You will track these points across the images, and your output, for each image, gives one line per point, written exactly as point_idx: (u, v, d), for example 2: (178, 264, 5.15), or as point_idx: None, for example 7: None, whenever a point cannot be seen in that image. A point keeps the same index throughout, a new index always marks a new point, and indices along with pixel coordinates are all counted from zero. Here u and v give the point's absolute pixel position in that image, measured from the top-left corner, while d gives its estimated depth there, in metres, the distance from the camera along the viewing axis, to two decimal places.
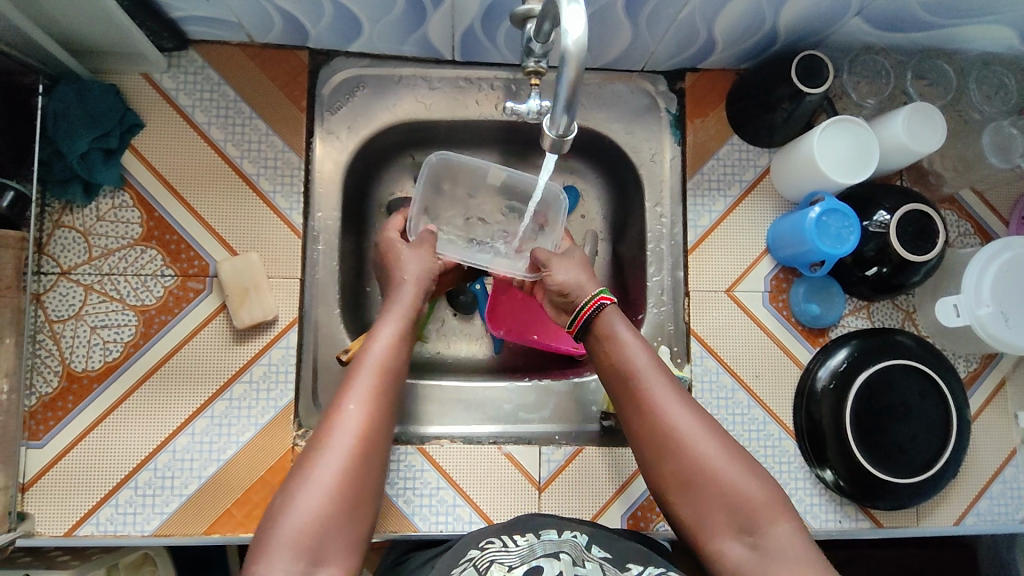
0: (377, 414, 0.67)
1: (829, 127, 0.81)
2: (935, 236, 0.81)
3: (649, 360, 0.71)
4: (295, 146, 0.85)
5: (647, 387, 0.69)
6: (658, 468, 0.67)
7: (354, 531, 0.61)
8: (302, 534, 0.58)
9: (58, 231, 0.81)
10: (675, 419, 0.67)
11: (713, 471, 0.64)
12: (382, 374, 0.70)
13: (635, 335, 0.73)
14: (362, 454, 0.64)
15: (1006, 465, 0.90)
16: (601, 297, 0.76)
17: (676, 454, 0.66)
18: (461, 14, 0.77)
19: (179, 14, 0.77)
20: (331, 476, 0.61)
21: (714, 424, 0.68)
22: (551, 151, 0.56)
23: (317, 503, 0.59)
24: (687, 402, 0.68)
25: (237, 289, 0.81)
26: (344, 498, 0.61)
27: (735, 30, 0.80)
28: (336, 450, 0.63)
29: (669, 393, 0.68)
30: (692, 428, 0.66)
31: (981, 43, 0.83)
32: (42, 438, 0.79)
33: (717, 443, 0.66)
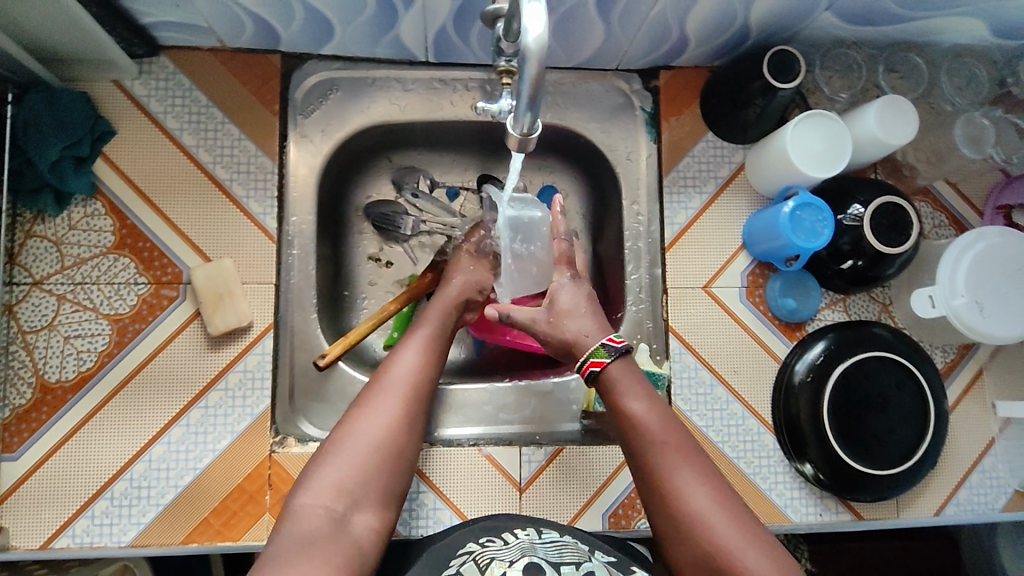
0: (421, 381, 0.71)
1: (802, 121, 0.81)
2: (909, 228, 0.82)
3: (663, 429, 0.65)
4: (268, 151, 0.84)
5: (662, 459, 0.63)
6: (676, 554, 0.61)
7: (393, 481, 0.65)
8: (343, 480, 0.62)
9: (30, 241, 0.80)
10: (690, 500, 0.60)
11: (733, 560, 0.56)
12: (428, 346, 0.75)
13: (649, 401, 0.67)
14: (407, 412, 0.68)
15: (985, 455, 0.91)
16: (592, 361, 0.71)
17: (692, 540, 0.59)
18: (432, 15, 0.76)
19: (148, 20, 0.77)
20: (376, 427, 0.65)
21: (737, 506, 0.60)
22: (517, 150, 0.56)
23: (362, 453, 0.64)
24: (704, 480, 0.61)
25: (211, 296, 0.80)
26: (386, 448, 0.65)
27: (707, 27, 0.80)
28: (380, 406, 0.67)
29: (683, 469, 0.62)
30: (709, 509, 0.59)
31: (950, 35, 0.83)
32: (16, 450, 0.78)
33: (738, 527, 0.58)
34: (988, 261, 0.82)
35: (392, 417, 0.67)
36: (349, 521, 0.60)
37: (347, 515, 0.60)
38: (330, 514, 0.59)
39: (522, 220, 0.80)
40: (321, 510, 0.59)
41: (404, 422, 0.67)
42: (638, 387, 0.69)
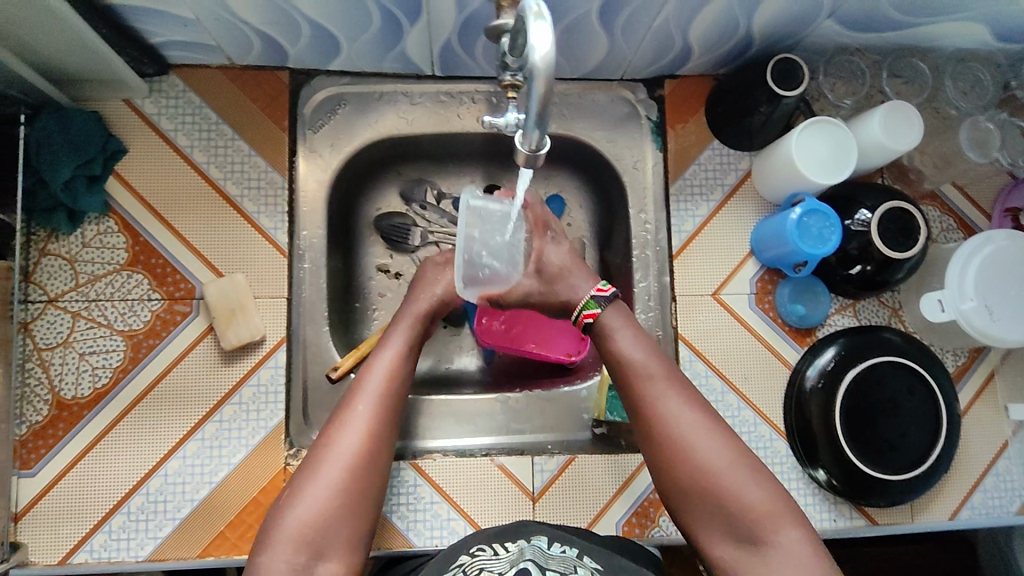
0: (383, 416, 0.72)
1: (807, 128, 0.81)
2: (916, 232, 0.82)
3: (652, 362, 0.73)
4: (278, 166, 0.85)
5: (651, 389, 0.72)
6: (661, 470, 0.70)
7: (354, 527, 0.67)
8: (304, 530, 0.64)
9: (44, 259, 0.81)
10: (676, 423, 0.70)
11: (716, 475, 0.66)
12: (390, 382, 0.74)
13: (639, 338, 0.76)
14: (368, 451, 0.69)
15: (999, 458, 0.91)
16: (585, 314, 0.77)
17: (678, 458, 0.68)
18: (438, 30, 0.77)
19: (159, 39, 0.78)
20: (335, 473, 0.67)
21: (720, 425, 0.70)
22: (526, 166, 0.56)
23: (320, 499, 0.66)
24: (688, 404, 0.71)
25: (224, 311, 0.81)
26: (346, 495, 0.67)
27: (710, 36, 0.81)
28: (340, 449, 0.68)
29: (670, 397, 0.71)
30: (693, 430, 0.69)
31: (955, 39, 0.83)
32: (33, 466, 0.79)
33: (720, 445, 0.68)
34: (995, 264, 0.82)
35: (352, 457, 0.68)
36: (313, 569, 0.63)
37: (311, 564, 0.63)
38: (293, 566, 0.62)
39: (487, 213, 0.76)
40: (285, 563, 0.62)
41: (364, 468, 0.68)
42: (626, 326, 0.76)
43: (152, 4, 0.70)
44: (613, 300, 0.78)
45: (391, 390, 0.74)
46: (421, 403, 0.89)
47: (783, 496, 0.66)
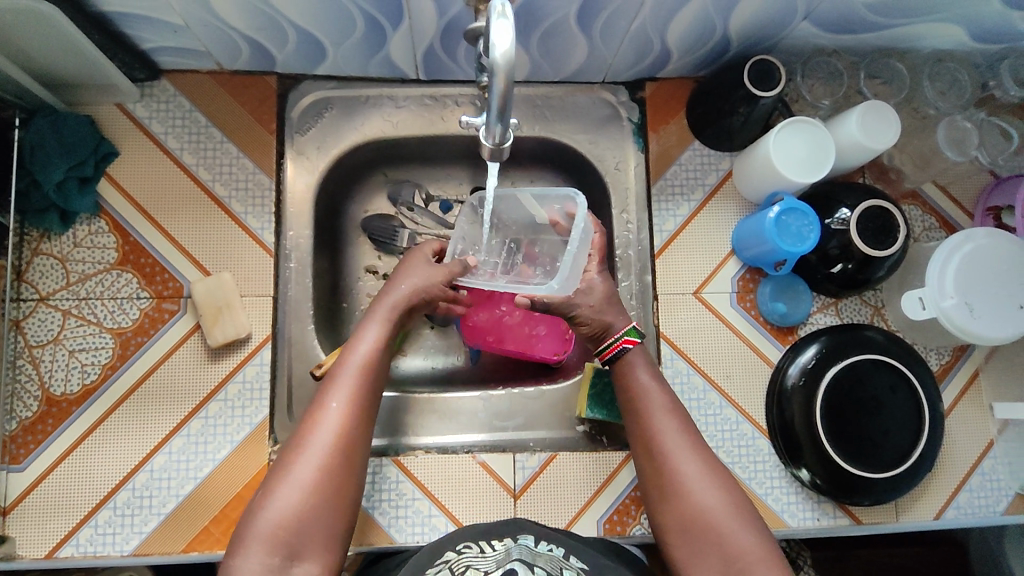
0: (356, 412, 0.73)
1: (784, 128, 0.82)
2: (895, 230, 0.82)
3: (665, 402, 0.78)
4: (265, 168, 0.87)
5: (656, 430, 0.76)
6: (660, 510, 0.73)
7: (331, 524, 0.67)
8: (279, 528, 0.64)
9: (37, 258, 0.83)
10: (680, 464, 0.73)
11: (711, 518, 0.69)
12: (363, 374, 0.75)
13: (655, 379, 0.80)
14: (339, 448, 0.70)
15: (984, 457, 0.90)
16: (624, 339, 0.81)
17: (677, 499, 0.72)
18: (419, 34, 0.79)
19: (150, 45, 0.80)
20: (310, 469, 0.68)
21: (719, 471, 0.73)
22: (492, 159, 0.58)
23: (294, 498, 0.66)
24: (694, 451, 0.74)
25: (210, 309, 0.82)
26: (321, 491, 0.67)
27: (688, 39, 0.82)
28: (315, 446, 0.69)
29: (676, 439, 0.75)
30: (695, 472, 0.72)
31: (932, 41, 0.84)
32: (22, 461, 0.80)
33: (718, 491, 0.71)
34: (977, 261, 0.82)
35: (324, 457, 0.69)
36: (289, 569, 0.63)
37: (288, 564, 0.63)
38: (268, 566, 0.62)
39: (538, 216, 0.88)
40: (259, 563, 0.62)
41: (337, 464, 0.69)
42: (647, 370, 0.81)
43: (141, 10, 0.72)
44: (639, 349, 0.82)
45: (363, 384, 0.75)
46: (405, 400, 0.90)
47: (772, 544, 0.68)
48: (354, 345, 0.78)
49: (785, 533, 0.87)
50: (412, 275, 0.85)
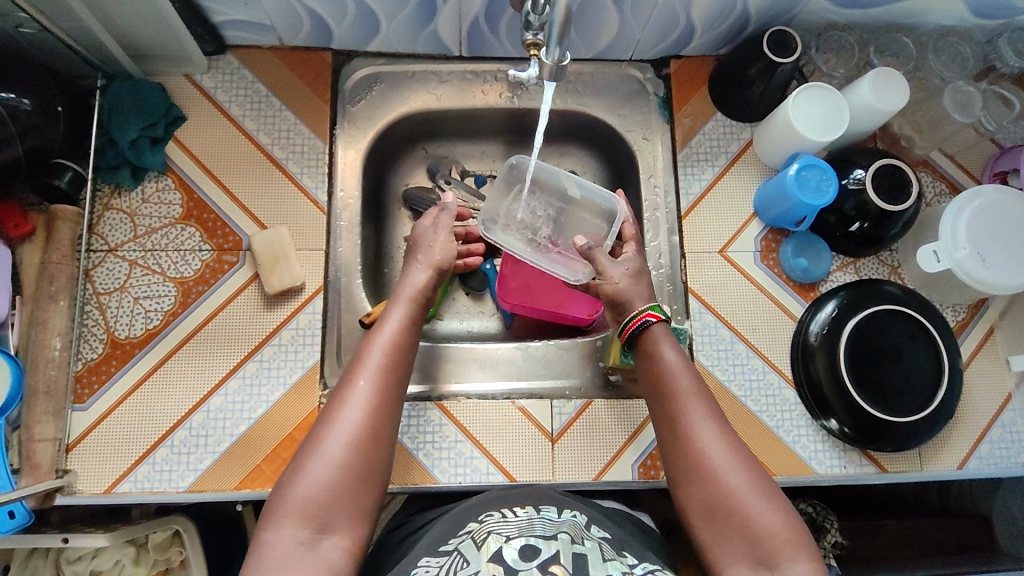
0: (384, 390, 0.72)
1: (801, 93, 0.89)
2: (909, 187, 0.88)
3: (689, 382, 0.76)
4: (319, 133, 0.94)
5: (683, 409, 0.74)
6: (684, 487, 0.71)
7: (363, 499, 0.67)
8: (309, 502, 0.64)
9: (107, 212, 0.88)
10: (706, 447, 0.71)
11: (738, 501, 0.67)
12: (391, 353, 0.74)
13: (679, 356, 0.78)
14: (370, 426, 0.69)
15: (1004, 410, 0.93)
16: (648, 313, 0.80)
17: (702, 478, 0.70)
18: (466, 8, 0.87)
19: (221, 18, 0.88)
20: (339, 446, 0.67)
21: (745, 456, 0.70)
22: (552, 78, 0.67)
23: (324, 474, 0.65)
24: (719, 430, 0.72)
25: (268, 258, 0.88)
26: (353, 467, 0.66)
27: (711, 14, 0.90)
28: (343, 425, 0.68)
29: (702, 420, 0.72)
30: (722, 455, 0.70)
31: (933, 16, 0.92)
32: (86, 401, 0.84)
33: (745, 473, 0.69)
34: (996, 207, 0.88)
35: (355, 433, 0.68)
36: (318, 543, 0.63)
37: (317, 537, 0.63)
38: (299, 540, 0.62)
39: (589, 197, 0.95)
40: (290, 536, 0.62)
41: (368, 441, 0.68)
42: (671, 347, 0.78)
43: None
44: (663, 325, 0.81)
45: (391, 363, 0.74)
46: (446, 350, 0.94)
47: (800, 529, 0.66)
48: (379, 327, 0.77)
49: (788, 480, 0.89)
50: (429, 253, 0.86)
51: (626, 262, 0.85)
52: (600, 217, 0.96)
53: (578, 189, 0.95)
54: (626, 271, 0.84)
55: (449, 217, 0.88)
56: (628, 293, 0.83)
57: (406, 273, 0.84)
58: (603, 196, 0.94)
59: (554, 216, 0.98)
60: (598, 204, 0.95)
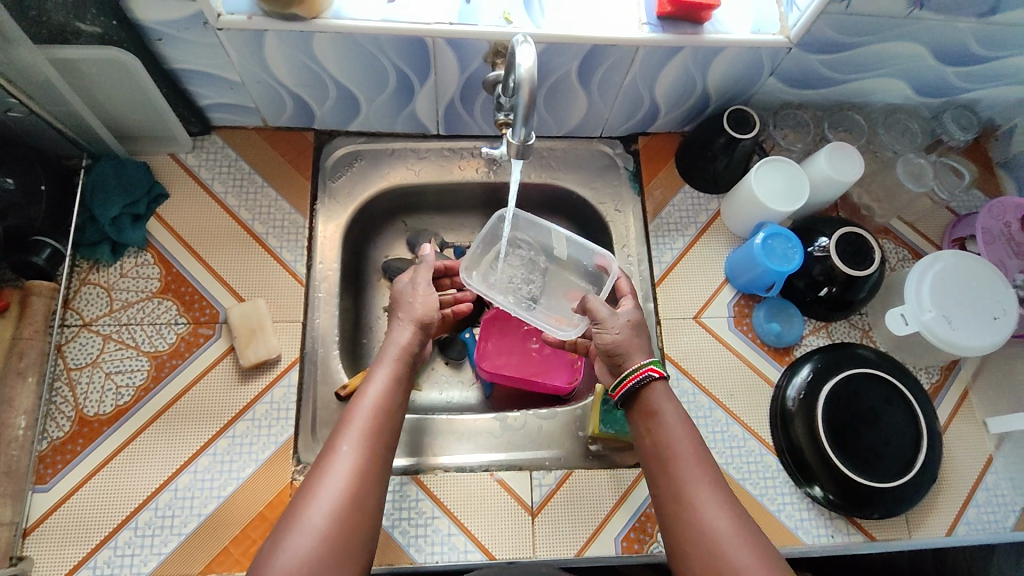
0: (369, 455, 0.70)
1: (761, 167, 0.93)
2: (872, 253, 0.91)
3: (688, 446, 0.74)
4: (300, 208, 0.96)
5: (688, 476, 0.72)
6: (686, 559, 0.68)
7: (346, 572, 0.64)
8: (292, 574, 0.61)
9: (84, 287, 0.89)
10: (710, 518, 0.68)
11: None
12: (376, 418, 0.73)
13: (678, 417, 0.77)
14: (352, 494, 0.67)
15: (986, 472, 0.92)
16: (650, 368, 0.78)
17: (705, 551, 0.67)
18: (443, 91, 0.91)
19: (207, 102, 0.92)
20: (320, 517, 0.65)
21: (750, 531, 0.68)
22: (518, 156, 0.69)
23: (305, 546, 0.63)
24: (721, 500, 0.70)
25: (245, 331, 0.88)
26: (334, 539, 0.64)
27: (673, 95, 0.95)
28: (327, 493, 0.67)
29: (704, 489, 0.71)
30: (725, 527, 0.67)
31: (880, 95, 0.99)
32: (48, 481, 0.80)
33: (750, 549, 0.66)
34: (958, 269, 0.91)
35: (336, 504, 0.66)
36: None
37: None
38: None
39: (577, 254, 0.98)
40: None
41: (352, 511, 0.66)
42: (670, 405, 0.77)
43: (208, 67, 0.84)
44: (663, 382, 0.79)
45: (376, 427, 0.73)
46: (424, 422, 0.93)
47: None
48: (364, 388, 0.76)
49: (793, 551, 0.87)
50: (410, 309, 0.86)
51: (623, 313, 0.84)
52: (590, 273, 0.99)
53: (567, 246, 0.98)
54: (628, 323, 0.82)
55: (424, 272, 0.90)
56: (630, 345, 0.80)
57: (390, 332, 0.84)
58: (592, 250, 0.96)
59: (547, 274, 1.01)
60: (587, 258, 0.97)
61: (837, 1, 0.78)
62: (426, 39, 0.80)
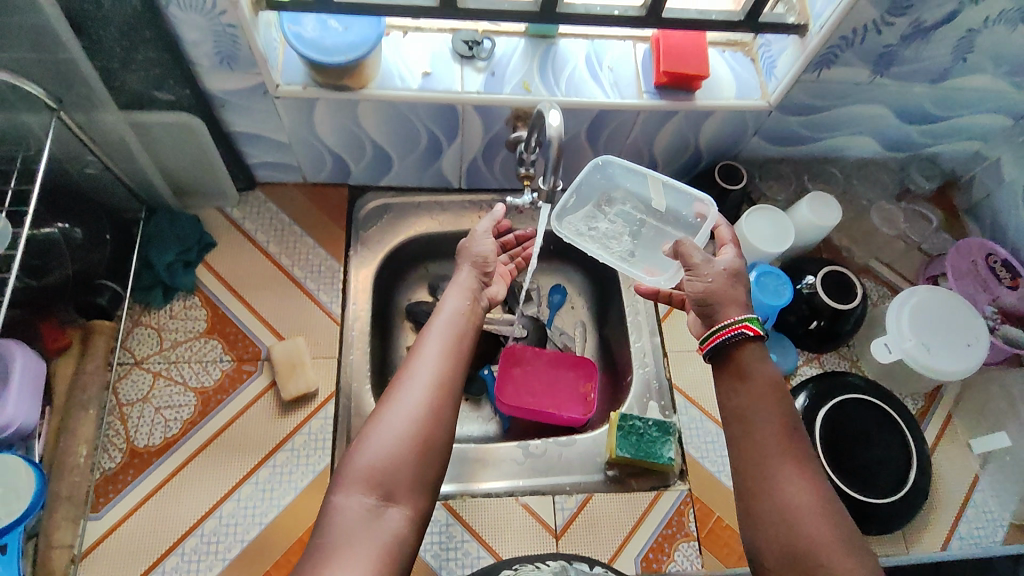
0: (448, 368, 0.74)
1: (751, 214, 1.05)
2: (853, 288, 1.01)
3: (776, 414, 0.70)
4: (336, 255, 1.05)
5: (776, 446, 0.68)
6: (759, 521, 0.66)
7: (425, 471, 0.67)
8: (374, 471, 0.65)
9: (137, 328, 0.96)
10: (790, 488, 0.65)
11: (820, 552, 0.62)
12: (452, 338, 0.77)
13: (769, 381, 0.72)
14: (433, 401, 0.70)
15: (974, 490, 0.99)
16: (746, 325, 0.73)
17: (781, 521, 0.65)
18: (467, 150, 1.03)
19: (255, 160, 1.02)
20: (402, 417, 0.68)
21: (832, 503, 0.65)
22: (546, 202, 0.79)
23: (389, 442, 0.66)
24: (805, 473, 0.66)
25: (286, 366, 0.95)
26: (415, 438, 0.67)
27: (669, 152, 1.07)
28: (407, 398, 0.70)
29: (786, 458, 0.67)
30: (806, 502, 0.64)
31: (853, 151, 1.12)
32: (100, 510, 0.86)
33: (830, 527, 0.63)
34: (934, 298, 1.00)
35: (417, 409, 0.69)
36: (383, 510, 0.64)
37: (382, 506, 0.64)
38: (365, 507, 0.63)
39: (677, 202, 0.95)
40: (358, 503, 0.63)
41: (430, 412, 0.69)
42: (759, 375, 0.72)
43: (261, 130, 0.95)
44: (758, 342, 0.74)
45: (452, 346, 0.76)
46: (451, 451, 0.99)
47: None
48: (437, 314, 0.81)
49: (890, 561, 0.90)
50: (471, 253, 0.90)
51: (718, 261, 0.79)
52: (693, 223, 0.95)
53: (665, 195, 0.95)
54: (725, 270, 0.77)
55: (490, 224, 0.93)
56: (722, 294, 0.76)
57: (456, 272, 0.88)
58: (694, 195, 0.93)
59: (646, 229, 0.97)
60: (688, 206, 0.94)
61: (810, 71, 0.91)
62: (457, 105, 0.92)
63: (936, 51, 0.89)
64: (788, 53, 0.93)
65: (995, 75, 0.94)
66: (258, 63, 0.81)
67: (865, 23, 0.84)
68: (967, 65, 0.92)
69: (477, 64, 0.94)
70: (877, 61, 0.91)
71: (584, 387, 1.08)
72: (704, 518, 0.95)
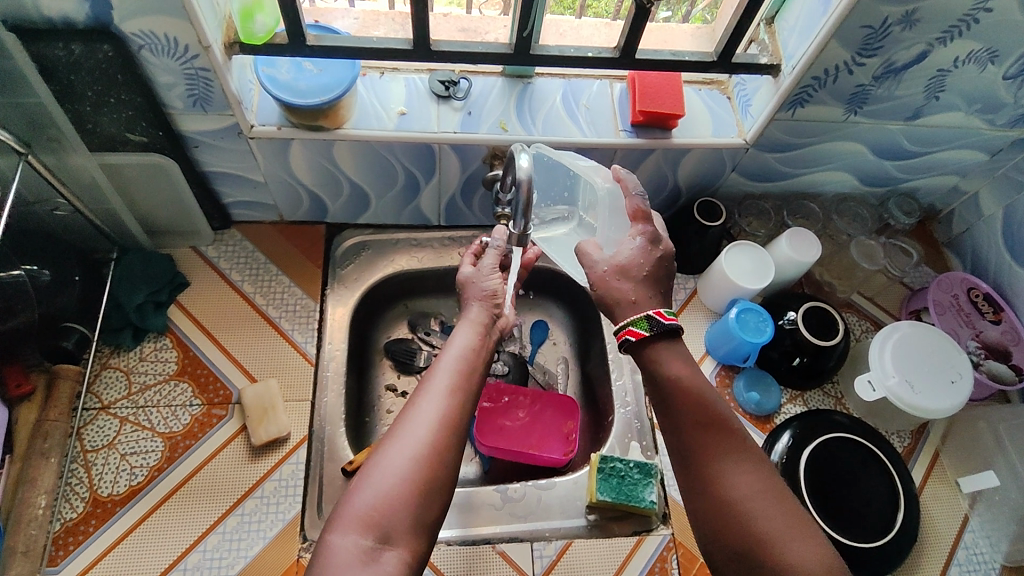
0: (455, 408, 0.71)
1: (731, 249, 1.04)
2: (835, 325, 1.00)
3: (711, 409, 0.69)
4: (312, 294, 1.04)
5: (705, 443, 0.68)
6: (705, 513, 0.66)
7: (425, 514, 0.65)
8: (371, 512, 0.63)
9: (105, 371, 0.94)
10: (734, 482, 0.65)
11: (773, 542, 0.62)
12: (461, 374, 0.75)
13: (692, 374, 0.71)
14: (435, 442, 0.67)
15: (964, 531, 0.97)
16: (629, 330, 0.72)
17: (728, 514, 0.64)
18: (445, 187, 1.02)
19: (230, 200, 1.01)
20: (403, 458, 0.66)
21: (779, 493, 0.65)
22: (517, 243, 0.78)
23: (389, 485, 0.64)
24: (745, 465, 0.66)
25: (257, 410, 0.92)
26: (417, 482, 0.65)
27: (648, 188, 1.07)
28: (410, 439, 0.67)
29: (728, 453, 0.67)
30: (748, 493, 0.64)
31: (831, 186, 1.12)
32: (59, 563, 0.82)
33: (773, 513, 0.63)
34: (917, 335, 0.99)
35: (419, 450, 0.66)
36: (380, 554, 0.61)
37: (379, 548, 0.61)
38: (362, 550, 0.61)
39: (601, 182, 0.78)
40: (353, 544, 0.61)
41: (432, 453, 0.67)
42: (681, 369, 0.71)
43: (235, 170, 0.94)
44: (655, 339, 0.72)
45: (462, 383, 0.73)
46: None
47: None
48: (447, 349, 0.78)
49: None
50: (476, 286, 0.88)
51: (615, 256, 0.75)
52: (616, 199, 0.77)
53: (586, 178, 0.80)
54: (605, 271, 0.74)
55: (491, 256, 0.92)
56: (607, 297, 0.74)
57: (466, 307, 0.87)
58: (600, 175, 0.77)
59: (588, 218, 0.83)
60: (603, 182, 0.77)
61: (784, 110, 0.92)
62: (434, 145, 0.92)
63: (909, 90, 0.90)
64: (763, 93, 0.94)
65: (968, 113, 0.94)
66: (231, 105, 0.81)
67: (836, 64, 0.85)
68: (940, 103, 0.93)
69: (454, 103, 0.94)
70: (851, 100, 0.91)
71: (567, 426, 1.06)
72: (688, 563, 0.92)
